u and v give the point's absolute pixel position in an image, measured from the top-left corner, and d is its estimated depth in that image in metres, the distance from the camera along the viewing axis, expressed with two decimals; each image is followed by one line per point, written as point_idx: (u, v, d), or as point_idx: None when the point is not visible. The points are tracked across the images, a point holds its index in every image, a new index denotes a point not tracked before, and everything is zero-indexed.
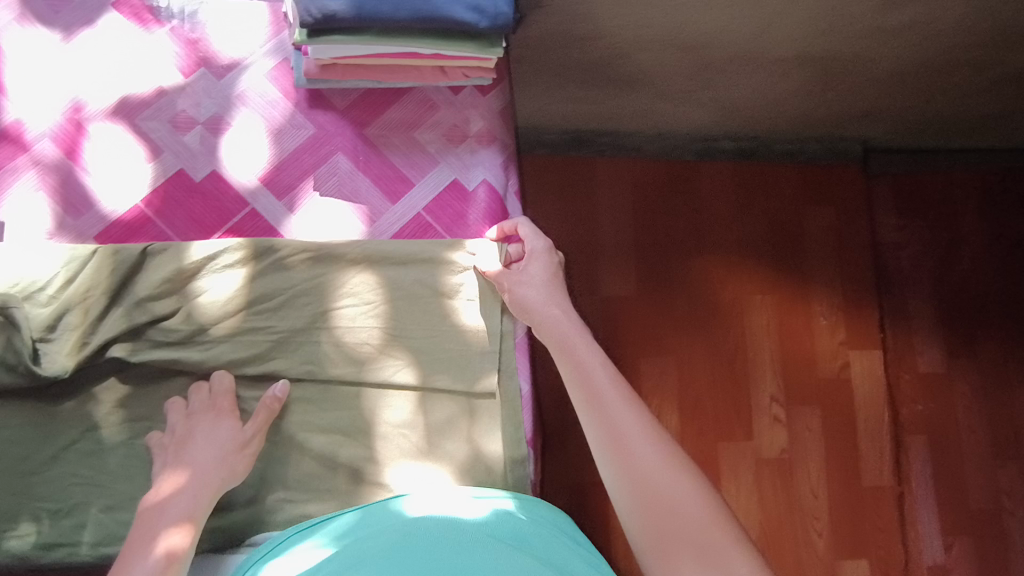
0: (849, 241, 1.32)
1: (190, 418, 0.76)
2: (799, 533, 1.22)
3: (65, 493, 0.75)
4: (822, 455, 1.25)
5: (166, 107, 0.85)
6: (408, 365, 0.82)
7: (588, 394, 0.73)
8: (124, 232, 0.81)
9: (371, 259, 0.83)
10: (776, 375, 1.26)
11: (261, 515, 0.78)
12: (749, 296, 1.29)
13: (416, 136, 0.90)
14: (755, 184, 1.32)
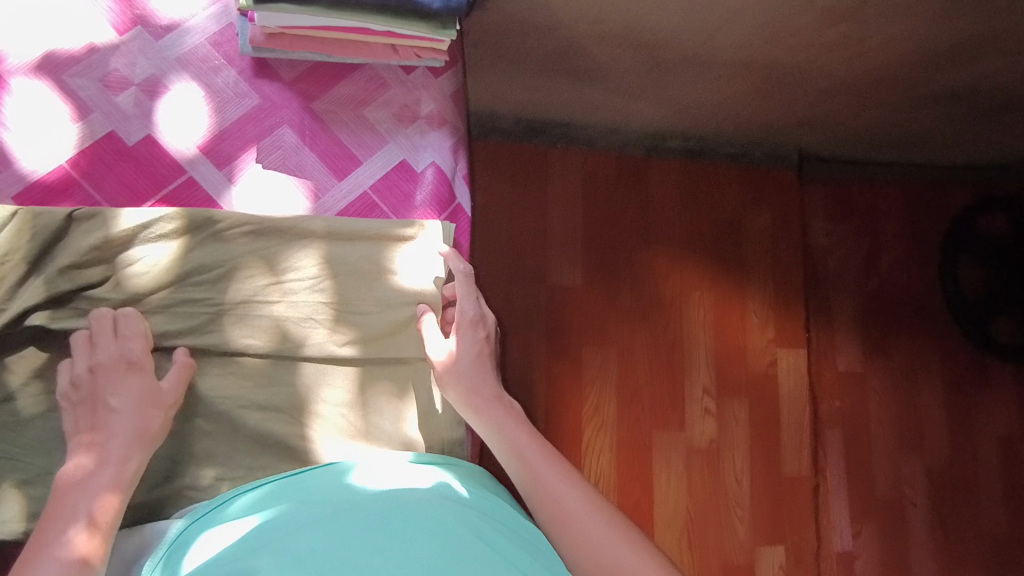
0: (782, 244, 1.39)
1: (101, 373, 0.71)
2: (722, 519, 1.28)
3: None
4: (748, 445, 1.31)
5: (97, 64, 0.80)
6: (349, 342, 0.81)
7: (529, 480, 0.74)
8: (46, 195, 0.76)
9: (318, 236, 0.82)
10: (709, 369, 1.31)
11: (188, 493, 0.75)
12: (688, 292, 1.33)
13: (365, 113, 0.88)
14: (699, 185, 1.36)
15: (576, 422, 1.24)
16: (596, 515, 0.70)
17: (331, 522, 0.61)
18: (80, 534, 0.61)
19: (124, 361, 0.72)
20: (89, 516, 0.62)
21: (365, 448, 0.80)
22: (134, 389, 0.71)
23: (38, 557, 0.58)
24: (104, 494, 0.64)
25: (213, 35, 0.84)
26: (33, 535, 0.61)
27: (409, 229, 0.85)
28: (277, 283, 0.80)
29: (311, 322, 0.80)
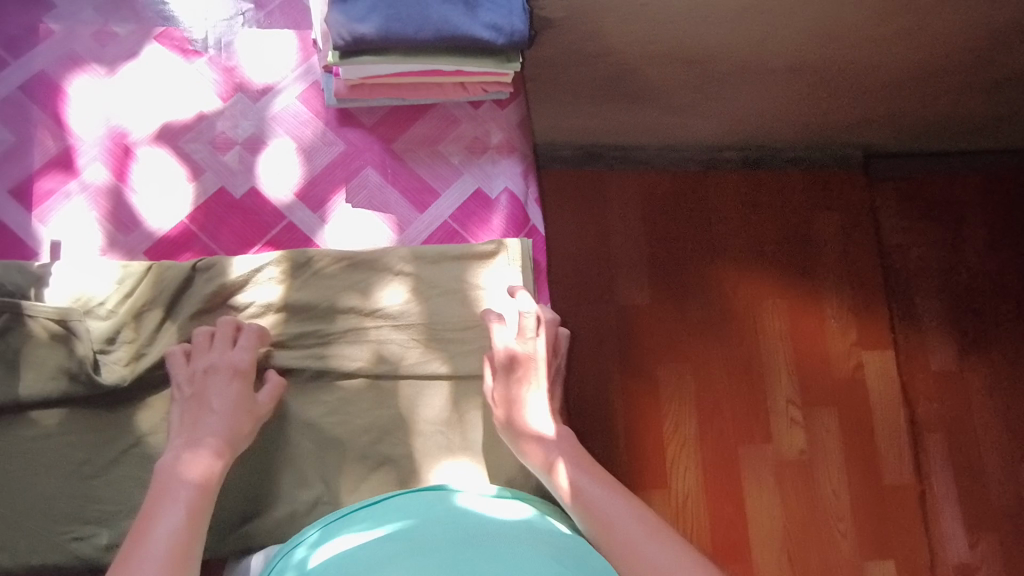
0: (858, 243, 1.30)
1: (212, 374, 0.77)
2: (824, 535, 1.16)
3: (124, 495, 0.79)
4: (842, 458, 1.20)
5: (206, 130, 0.89)
6: (444, 359, 0.87)
7: (603, 528, 0.70)
8: (170, 248, 0.86)
9: (404, 263, 0.88)
10: (791, 378, 1.22)
11: (306, 515, 0.81)
12: (759, 299, 1.25)
13: (440, 149, 0.94)
14: (761, 193, 1.29)
15: (654, 442, 1.18)
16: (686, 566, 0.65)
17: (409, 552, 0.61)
18: (183, 524, 0.65)
19: (232, 368, 0.78)
20: (189, 507, 0.67)
21: (467, 465, 0.84)
22: (235, 396, 0.77)
23: (147, 542, 0.63)
24: (201, 489, 0.69)
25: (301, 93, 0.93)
26: (140, 520, 0.65)
27: (487, 245, 0.90)
28: (372, 312, 0.87)
29: (408, 344, 0.87)
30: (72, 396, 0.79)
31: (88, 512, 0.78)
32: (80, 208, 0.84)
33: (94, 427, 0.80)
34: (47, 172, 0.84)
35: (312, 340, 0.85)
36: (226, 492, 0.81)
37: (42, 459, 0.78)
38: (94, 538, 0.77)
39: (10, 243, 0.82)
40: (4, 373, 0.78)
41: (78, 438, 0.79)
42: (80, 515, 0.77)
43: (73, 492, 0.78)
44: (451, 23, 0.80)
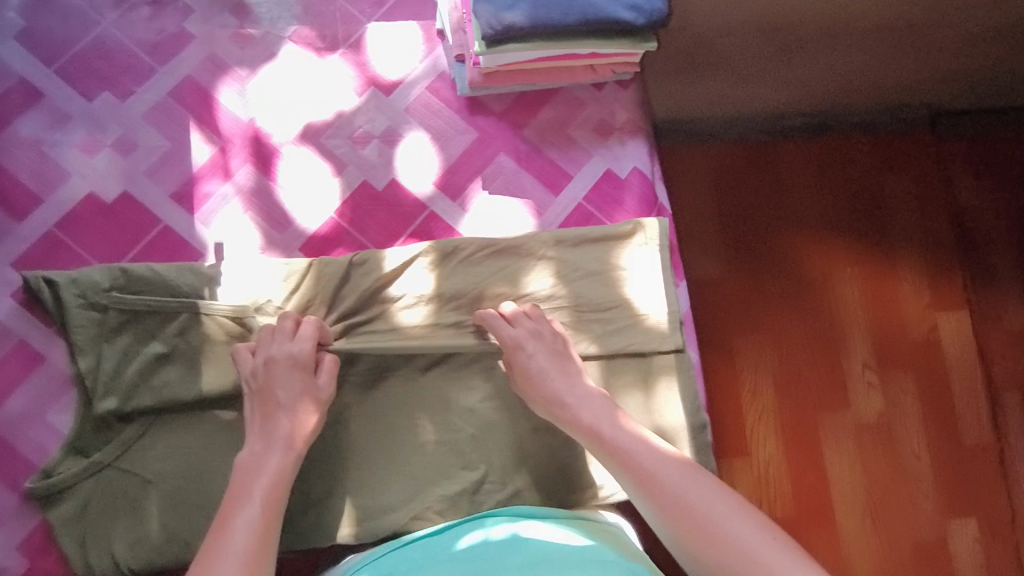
0: (925, 206, 1.29)
1: (273, 366, 0.78)
2: (906, 499, 1.16)
3: (309, 483, 0.84)
4: (920, 418, 1.20)
5: (345, 125, 0.91)
6: (590, 338, 0.90)
7: (675, 512, 0.70)
8: (322, 243, 0.88)
9: (547, 247, 0.90)
10: (865, 341, 1.22)
11: (473, 496, 0.84)
12: (833, 266, 1.25)
13: (569, 133, 0.96)
14: (829, 161, 1.29)
15: (734, 407, 1.17)
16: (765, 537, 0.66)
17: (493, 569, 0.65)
18: (260, 521, 0.68)
19: (291, 359, 0.79)
20: (266, 502, 0.70)
21: None
22: (296, 387, 0.78)
23: (228, 537, 0.65)
24: (275, 485, 0.71)
25: (432, 83, 0.94)
26: (222, 512, 0.68)
27: (626, 226, 0.92)
28: (520, 297, 0.89)
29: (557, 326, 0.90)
30: None
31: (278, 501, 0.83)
32: (236, 209, 0.87)
33: None
34: (204, 176, 0.87)
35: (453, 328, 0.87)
36: (400, 477, 0.84)
37: (226, 452, 0.81)
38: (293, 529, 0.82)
39: (177, 246, 0.85)
40: (186, 371, 0.81)
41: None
42: None
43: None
44: (595, 5, 0.81)
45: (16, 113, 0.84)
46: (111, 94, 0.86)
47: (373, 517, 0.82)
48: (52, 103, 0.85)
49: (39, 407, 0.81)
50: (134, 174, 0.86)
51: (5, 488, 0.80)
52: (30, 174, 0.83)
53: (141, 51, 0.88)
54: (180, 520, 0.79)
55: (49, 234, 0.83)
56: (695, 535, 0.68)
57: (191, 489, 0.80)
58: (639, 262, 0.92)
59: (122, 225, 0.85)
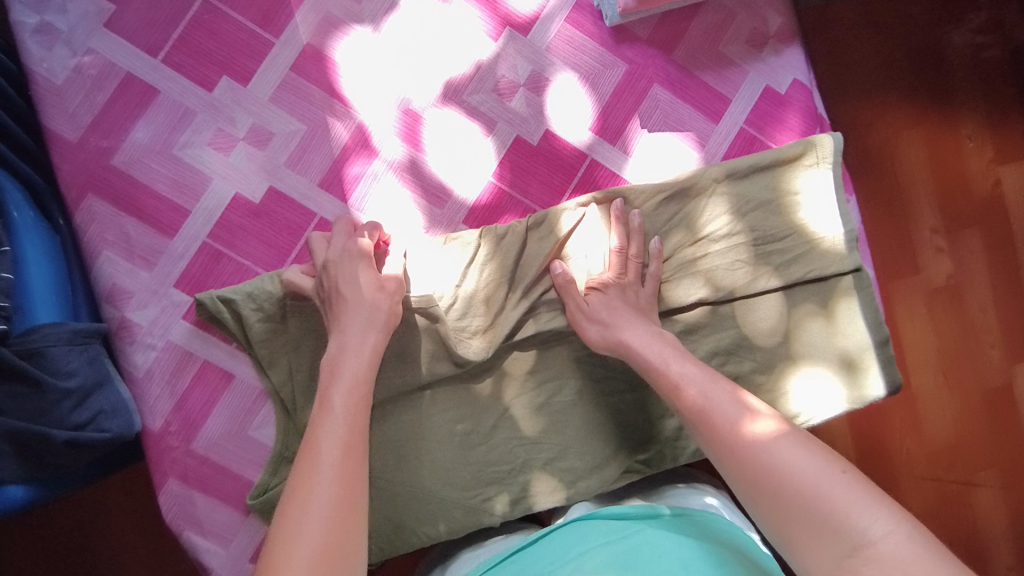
0: (987, 54, 1.21)
1: (335, 265, 0.73)
2: (974, 349, 1.21)
3: (512, 454, 0.80)
4: (986, 272, 1.21)
5: (487, 77, 0.83)
6: (771, 273, 0.85)
7: (737, 461, 0.59)
8: (487, 213, 0.83)
9: (718, 182, 0.85)
10: (933, 207, 1.20)
11: (679, 443, 0.82)
12: (899, 133, 1.19)
13: (723, 50, 0.87)
14: (887, 21, 1.19)
15: None
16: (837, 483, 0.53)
17: (565, 568, 0.60)
18: (346, 440, 0.63)
19: (350, 254, 0.74)
20: (348, 423, 0.64)
21: (822, 371, 0.87)
22: (367, 278, 0.73)
23: (315, 463, 0.60)
24: (357, 393, 0.67)
25: (572, 15, 0.84)
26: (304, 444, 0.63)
27: (797, 148, 0.86)
28: (698, 241, 0.85)
29: (737, 264, 0.85)
30: (447, 375, 0.80)
31: (485, 476, 0.80)
32: (391, 187, 0.81)
33: (465, 400, 0.81)
34: (350, 157, 0.80)
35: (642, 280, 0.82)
36: (602, 435, 0.81)
37: (433, 437, 0.80)
38: (505, 499, 0.79)
39: None
40: (382, 368, 0.79)
41: (456, 415, 0.80)
42: (480, 480, 0.79)
43: (467, 462, 0.79)
44: None
45: (130, 118, 0.76)
46: (232, 79, 0.77)
47: (582, 478, 0.80)
48: (169, 99, 0.76)
49: (239, 423, 0.78)
50: (276, 167, 0.78)
51: (221, 504, 0.77)
52: (167, 183, 0.76)
53: (252, 23, 0.78)
54: (394, 505, 0.78)
55: (204, 246, 0.77)
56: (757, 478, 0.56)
57: (401, 478, 0.78)
58: (820, 185, 0.87)
59: (277, 224, 0.78)
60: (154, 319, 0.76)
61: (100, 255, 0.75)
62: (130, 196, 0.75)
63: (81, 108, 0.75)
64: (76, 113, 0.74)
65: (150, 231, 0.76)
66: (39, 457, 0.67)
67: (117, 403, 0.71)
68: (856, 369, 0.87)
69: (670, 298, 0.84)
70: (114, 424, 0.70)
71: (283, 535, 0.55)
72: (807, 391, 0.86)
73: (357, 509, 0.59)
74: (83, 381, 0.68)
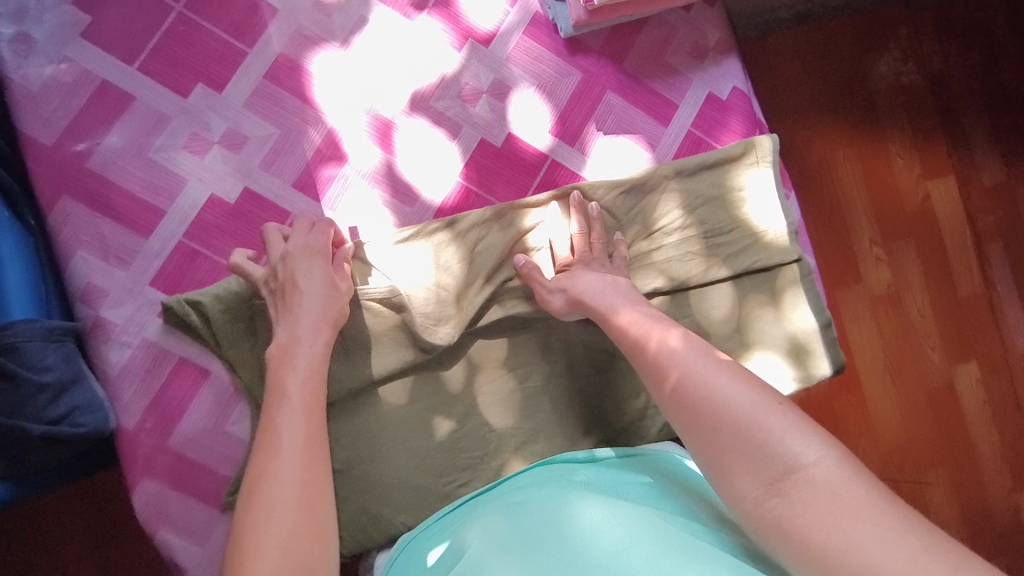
0: (909, 78, 1.34)
1: (290, 259, 0.75)
2: (917, 351, 1.30)
3: (485, 440, 0.83)
4: (922, 277, 1.31)
5: (452, 84, 0.88)
6: (719, 262, 0.92)
7: (681, 395, 0.61)
8: (454, 212, 0.87)
9: (669, 179, 0.92)
10: (869, 218, 1.31)
11: (644, 423, 0.86)
12: (834, 151, 1.30)
13: (668, 61, 0.95)
14: (817, 46, 1.31)
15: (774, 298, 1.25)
16: (773, 411, 0.56)
17: (509, 511, 0.63)
18: (306, 429, 0.64)
19: (306, 248, 0.76)
20: (307, 404, 0.66)
21: (772, 353, 0.92)
22: (321, 273, 0.75)
23: (276, 450, 0.62)
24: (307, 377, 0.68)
25: (529, 28, 0.91)
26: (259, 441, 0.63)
27: (738, 148, 0.94)
28: (653, 235, 0.91)
29: (690, 256, 0.91)
30: (416, 364, 0.82)
31: (459, 462, 0.82)
32: (363, 188, 0.84)
33: (438, 390, 0.83)
34: (323, 159, 0.83)
35: None
36: (570, 419, 0.85)
37: (407, 426, 0.81)
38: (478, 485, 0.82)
39: None
40: (354, 359, 0.81)
41: (429, 406, 0.83)
42: (454, 466, 0.81)
43: (441, 450, 0.81)
44: None
45: (106, 123, 0.78)
46: (206, 86, 0.81)
47: None
48: (144, 105, 0.79)
49: (214, 420, 0.79)
50: (250, 169, 0.81)
51: (197, 502, 0.77)
52: (142, 185, 0.78)
53: (226, 34, 0.82)
54: (369, 495, 0.80)
55: (179, 246, 0.79)
56: (698, 410, 0.59)
57: (378, 467, 0.80)
58: (761, 183, 0.94)
59: (251, 223, 0.81)
60: (129, 317, 0.77)
61: (75, 255, 0.76)
62: (104, 197, 0.77)
63: (57, 113, 0.77)
64: (51, 118, 0.77)
65: (125, 231, 0.78)
66: (15, 456, 0.67)
67: (91, 398, 0.72)
68: (803, 351, 0.93)
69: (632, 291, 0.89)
70: (90, 419, 0.71)
71: (254, 507, 0.57)
72: (761, 371, 0.92)
73: (324, 485, 0.61)
74: (60, 376, 0.69)
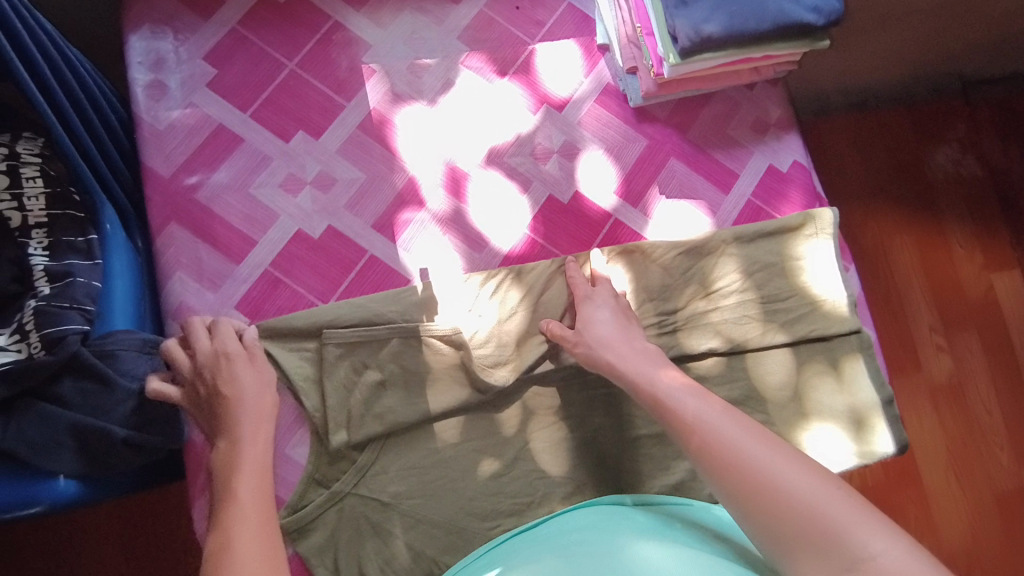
0: (967, 170, 1.36)
1: (227, 361, 0.75)
2: (984, 450, 1.24)
3: (532, 486, 0.83)
4: (988, 372, 1.27)
5: (526, 143, 0.95)
6: (777, 328, 0.92)
7: (736, 473, 0.63)
8: (519, 260, 0.92)
9: (728, 244, 0.94)
10: (929, 306, 1.29)
11: (693, 484, 0.85)
12: (891, 237, 1.31)
13: (730, 133, 1.00)
14: (874, 133, 1.35)
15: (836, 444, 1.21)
16: (839, 500, 0.58)
17: (529, 556, 0.66)
18: (265, 499, 0.67)
19: (235, 351, 0.76)
20: (262, 485, 0.67)
21: (829, 425, 0.91)
22: (252, 375, 0.75)
23: (239, 510, 0.64)
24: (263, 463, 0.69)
25: (600, 97, 0.98)
26: (213, 535, 0.62)
27: (797, 219, 0.96)
28: (710, 296, 0.92)
29: (746, 319, 0.92)
30: (472, 403, 0.84)
31: (505, 506, 0.82)
32: (437, 233, 0.90)
33: (491, 432, 0.84)
34: (402, 204, 0.90)
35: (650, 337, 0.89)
36: (618, 472, 0.85)
37: (457, 465, 0.82)
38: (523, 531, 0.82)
39: (384, 275, 0.88)
40: (411, 394, 0.83)
41: (481, 448, 0.84)
42: (501, 510, 0.82)
43: (489, 493, 0.82)
44: (786, 11, 0.85)
45: (216, 160, 0.87)
46: (307, 133, 0.90)
47: None
48: (251, 147, 0.88)
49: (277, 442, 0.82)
50: (336, 209, 0.88)
51: None
52: (240, 217, 0.86)
53: (329, 89, 0.92)
54: (415, 532, 0.80)
55: (265, 274, 0.85)
56: (756, 495, 0.61)
57: (425, 505, 0.81)
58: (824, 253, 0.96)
59: (332, 258, 0.87)
60: None
61: (172, 277, 0.83)
62: (206, 226, 0.85)
63: (177, 149, 0.86)
64: (172, 153, 0.86)
65: (220, 257, 0.84)
66: (98, 456, 0.71)
67: (166, 411, 0.75)
68: (863, 424, 0.91)
69: (691, 352, 0.90)
70: (167, 430, 0.74)
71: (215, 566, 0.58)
72: (818, 442, 0.90)
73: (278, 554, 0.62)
74: (147, 386, 0.74)
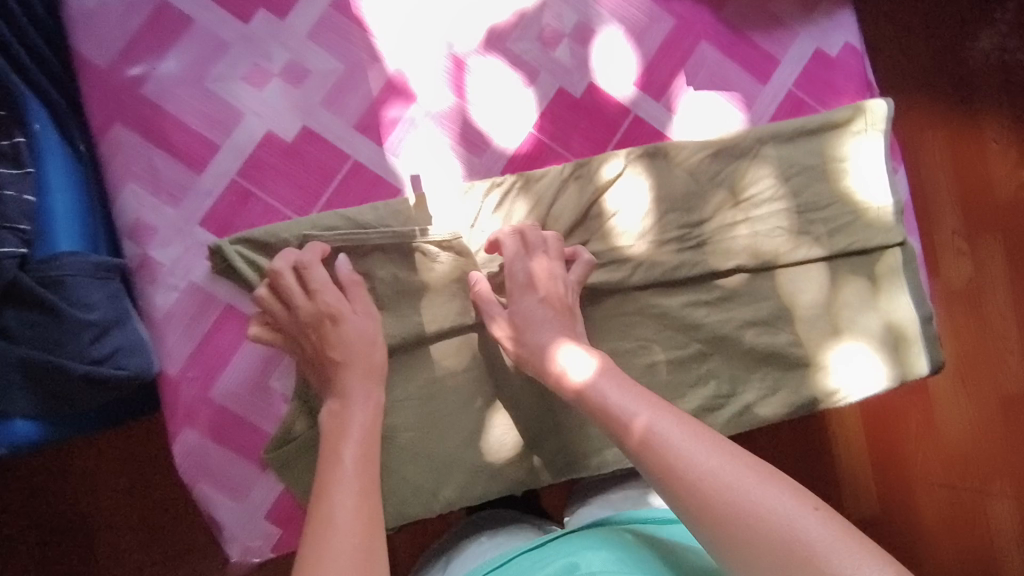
0: (1015, 58, 1.18)
1: (339, 323, 0.70)
2: (994, 356, 1.18)
3: (540, 417, 0.77)
4: (1009, 277, 1.18)
5: (531, 24, 0.80)
6: (816, 242, 0.82)
7: (693, 498, 0.54)
8: (525, 164, 0.80)
9: (763, 144, 0.82)
10: (954, 208, 1.18)
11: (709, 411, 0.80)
12: (920, 132, 1.18)
13: (771, 9, 0.85)
14: (915, 11, 1.17)
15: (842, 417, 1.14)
16: (813, 521, 0.51)
17: None
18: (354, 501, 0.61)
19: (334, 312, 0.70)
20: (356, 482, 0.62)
21: (863, 345, 0.83)
22: (364, 328, 0.71)
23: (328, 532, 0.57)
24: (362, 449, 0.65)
25: None
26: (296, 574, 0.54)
27: (846, 112, 0.83)
28: (739, 205, 0.82)
29: (779, 231, 0.81)
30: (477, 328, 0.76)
31: (511, 438, 0.76)
32: (431, 134, 0.78)
33: (494, 360, 0.76)
34: (387, 99, 0.77)
35: (668, 254, 0.79)
36: None
37: (457, 397, 0.75)
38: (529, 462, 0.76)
39: (371, 184, 0.76)
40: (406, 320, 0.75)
41: (483, 378, 0.76)
42: (506, 442, 0.76)
43: (492, 425, 0.76)
44: None
45: (163, 48, 0.73)
46: (268, 13, 0.75)
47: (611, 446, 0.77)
48: (203, 31, 0.74)
49: (259, 373, 0.75)
50: (311, 106, 0.76)
51: (236, 458, 0.74)
52: (198, 117, 0.73)
53: None
54: (413, 468, 0.74)
55: (233, 185, 0.74)
56: (721, 522, 0.53)
57: (424, 439, 0.74)
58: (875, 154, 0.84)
59: (308, 165, 0.75)
60: (177, 259, 0.73)
61: (124, 189, 0.72)
62: (158, 128, 0.72)
63: (113, 34, 0.72)
64: (108, 39, 0.72)
65: (179, 166, 0.73)
66: (61, 396, 0.64)
67: (135, 341, 0.66)
68: (900, 344, 0.84)
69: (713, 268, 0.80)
70: (133, 362, 0.66)
71: None
72: (849, 365, 0.83)
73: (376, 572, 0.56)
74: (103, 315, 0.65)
